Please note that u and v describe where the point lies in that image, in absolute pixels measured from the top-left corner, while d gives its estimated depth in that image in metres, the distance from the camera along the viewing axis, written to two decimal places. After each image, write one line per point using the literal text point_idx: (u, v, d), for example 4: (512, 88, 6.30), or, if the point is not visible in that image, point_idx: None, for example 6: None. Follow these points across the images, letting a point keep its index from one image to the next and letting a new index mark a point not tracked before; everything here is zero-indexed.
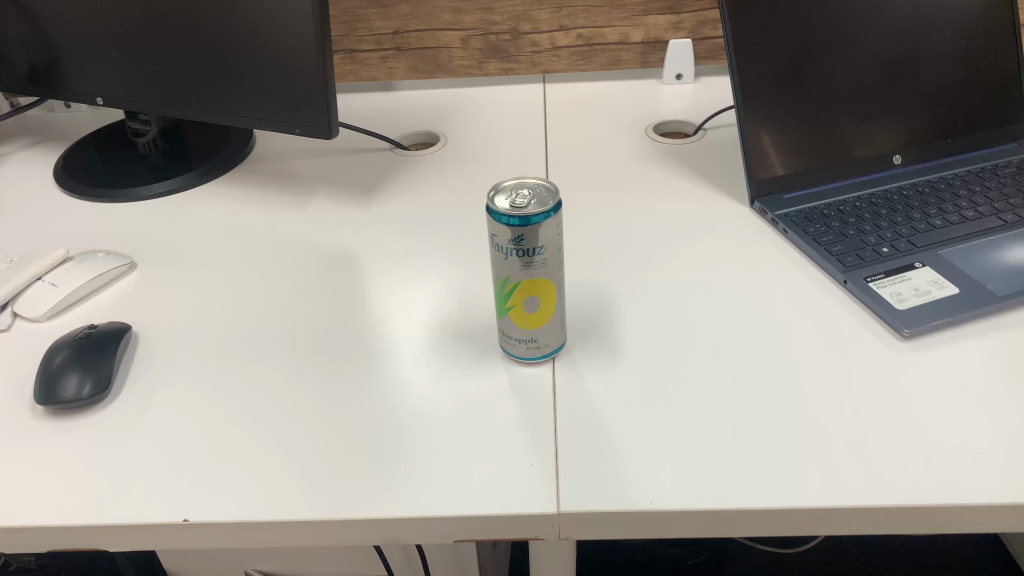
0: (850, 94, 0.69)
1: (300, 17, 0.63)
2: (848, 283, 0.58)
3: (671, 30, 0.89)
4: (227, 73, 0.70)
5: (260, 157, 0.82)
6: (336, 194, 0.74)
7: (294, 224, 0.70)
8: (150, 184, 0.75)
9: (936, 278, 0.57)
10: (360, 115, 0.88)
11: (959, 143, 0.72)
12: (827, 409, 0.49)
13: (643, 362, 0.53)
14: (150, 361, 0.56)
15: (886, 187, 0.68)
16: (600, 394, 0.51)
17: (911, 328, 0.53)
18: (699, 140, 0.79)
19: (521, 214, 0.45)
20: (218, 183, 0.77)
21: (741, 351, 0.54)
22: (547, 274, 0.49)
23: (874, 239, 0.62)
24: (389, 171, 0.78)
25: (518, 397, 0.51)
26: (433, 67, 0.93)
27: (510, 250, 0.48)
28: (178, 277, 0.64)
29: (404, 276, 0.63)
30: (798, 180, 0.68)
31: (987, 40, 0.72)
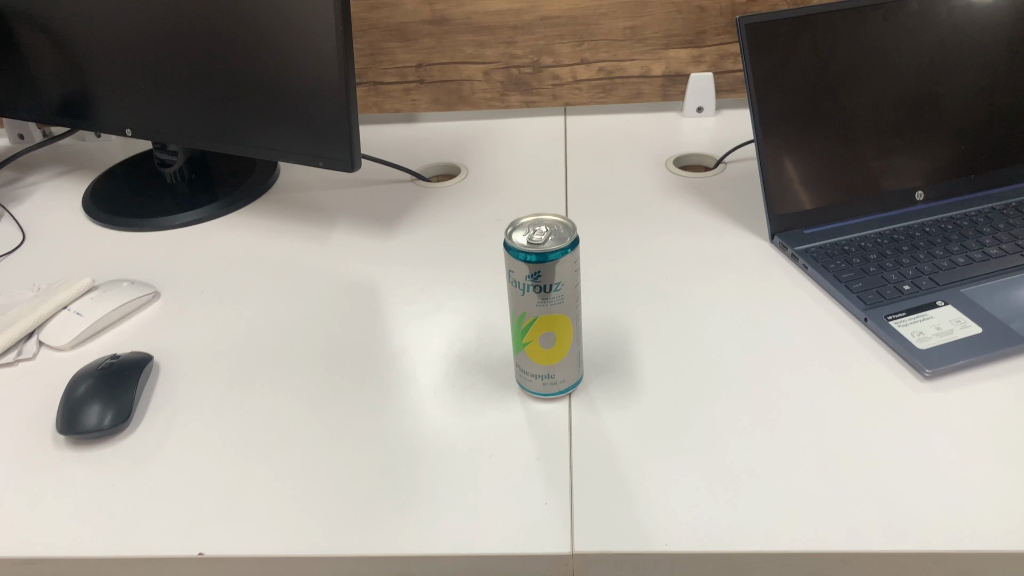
0: (872, 130, 0.69)
1: (325, 54, 0.65)
2: (868, 320, 0.58)
3: (692, 64, 0.89)
4: (253, 107, 0.71)
5: (284, 187, 0.83)
6: (357, 225, 0.75)
7: (316, 256, 0.71)
8: (176, 214, 0.77)
9: (958, 317, 0.57)
10: (382, 147, 0.89)
11: (984, 179, 0.71)
12: (847, 451, 0.48)
13: (660, 400, 0.53)
14: (171, 391, 0.56)
15: (908, 224, 0.68)
16: (616, 431, 0.51)
17: (933, 368, 0.53)
18: (719, 174, 0.79)
19: (537, 250, 0.46)
20: (242, 213, 0.78)
21: (760, 389, 0.53)
22: (564, 310, 0.49)
23: (895, 276, 0.61)
24: (410, 203, 0.78)
25: (534, 433, 0.51)
26: (455, 100, 0.94)
27: (527, 286, 0.48)
28: (200, 308, 0.65)
29: (423, 308, 0.63)
30: (819, 215, 0.68)
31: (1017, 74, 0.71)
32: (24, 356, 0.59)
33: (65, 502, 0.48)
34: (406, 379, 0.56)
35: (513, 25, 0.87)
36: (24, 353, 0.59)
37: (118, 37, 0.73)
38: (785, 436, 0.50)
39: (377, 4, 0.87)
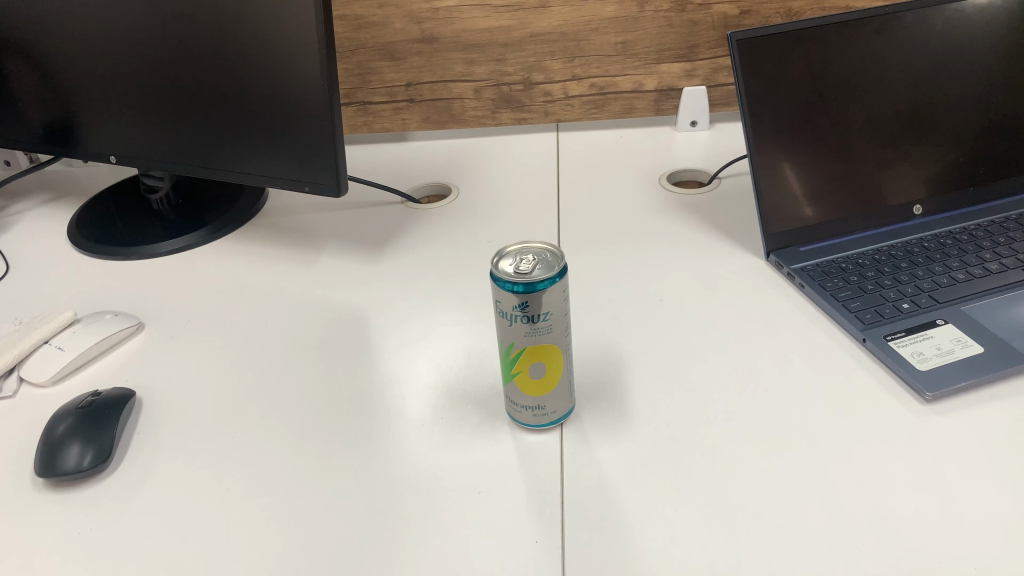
0: (867, 144, 0.68)
1: (310, 82, 0.64)
2: (867, 341, 0.56)
3: (685, 78, 0.88)
4: (238, 134, 0.70)
5: (271, 211, 0.82)
6: (345, 249, 0.74)
7: (303, 282, 0.69)
8: (163, 241, 0.75)
9: (959, 336, 0.55)
10: (372, 167, 0.88)
11: (982, 192, 0.70)
12: (847, 481, 0.47)
13: (654, 428, 0.52)
14: (155, 428, 0.55)
15: (906, 239, 0.66)
16: (608, 463, 0.49)
17: (934, 392, 0.51)
18: (714, 190, 0.78)
19: (525, 280, 0.45)
20: (229, 239, 0.77)
21: (756, 416, 0.52)
22: (553, 340, 0.48)
23: (894, 294, 0.60)
24: (401, 225, 0.77)
25: (525, 467, 0.50)
26: (446, 118, 0.92)
27: (514, 316, 0.47)
28: (185, 340, 0.63)
29: (411, 336, 0.62)
30: (815, 232, 0.67)
31: (1013, 83, 0.69)
32: (4, 394, 0.58)
33: (42, 547, 0.46)
34: (393, 411, 0.55)
35: (502, 42, 0.86)
36: (4, 390, 0.58)
37: (101, 64, 0.72)
38: (783, 466, 0.48)
39: (365, 23, 0.85)
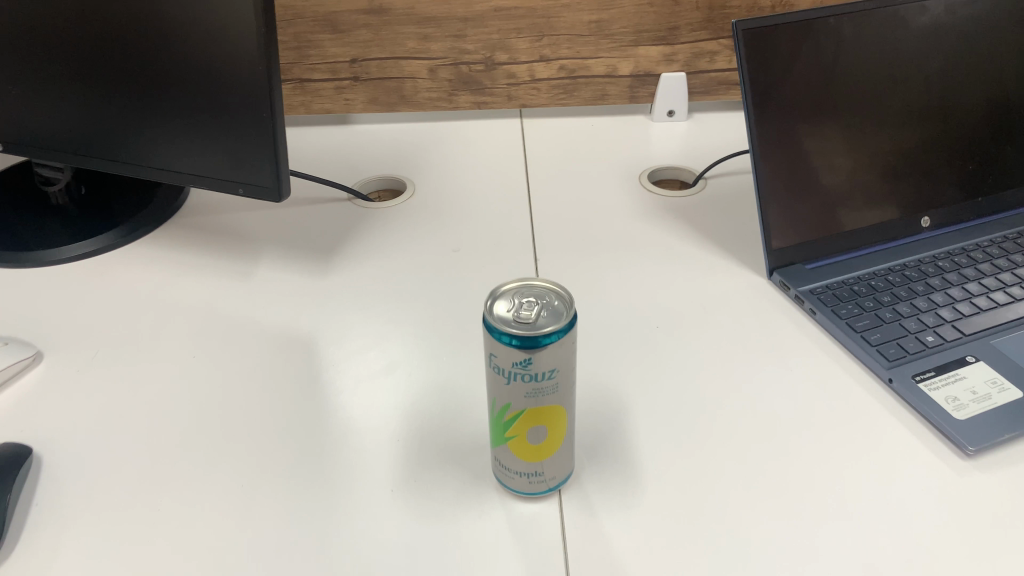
0: (876, 151, 0.61)
1: (246, 65, 0.53)
2: (894, 382, 0.50)
3: (663, 62, 0.80)
4: (154, 123, 0.58)
5: (196, 210, 0.70)
6: (287, 258, 0.64)
7: (238, 300, 0.59)
8: (65, 244, 0.63)
9: (994, 377, 0.50)
10: (312, 156, 0.78)
11: (990, 203, 0.65)
12: (894, 559, 0.41)
13: (668, 492, 0.44)
14: (59, 494, 0.44)
15: (917, 256, 0.61)
16: (620, 538, 0.42)
17: (977, 446, 0.46)
18: (700, 192, 0.71)
19: (524, 334, 0.37)
20: (146, 244, 0.66)
21: (782, 475, 0.45)
22: (558, 400, 0.40)
23: (916, 324, 0.54)
24: (350, 229, 0.67)
25: (521, 545, 0.42)
26: (395, 99, 0.82)
27: (514, 374, 0.39)
28: (96, 374, 0.53)
29: (372, 371, 0.53)
30: (821, 247, 0.60)
31: None
32: None
33: None
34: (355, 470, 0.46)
35: (462, 16, 0.76)
36: None
37: None
38: (822, 540, 0.42)
39: None
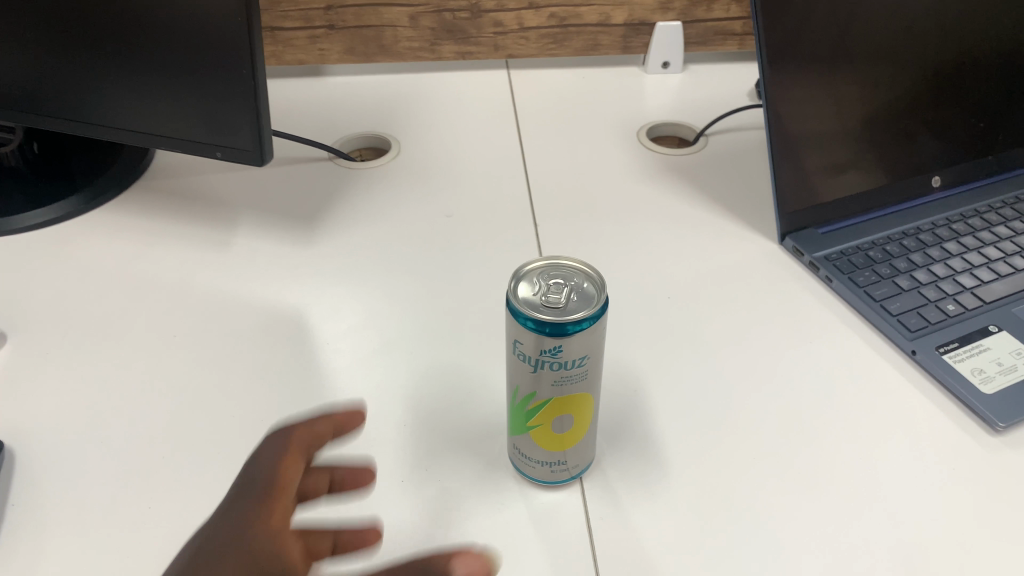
0: (890, 109, 0.58)
1: (221, 10, 0.47)
2: (917, 354, 0.48)
3: (658, 11, 0.78)
4: (117, 78, 0.53)
5: (164, 173, 0.65)
6: (268, 224, 0.60)
7: (219, 272, 0.55)
8: (21, 210, 0.58)
9: (1018, 347, 0.48)
10: (285, 111, 0.73)
11: (999, 161, 0.63)
12: (932, 543, 0.39)
13: (694, 477, 0.43)
14: (35, 494, 0.40)
15: (930, 219, 0.59)
16: (648, 528, 0.40)
17: (1007, 421, 0.44)
18: (701, 149, 0.68)
19: (552, 321, 0.34)
20: (112, 210, 0.61)
21: (809, 458, 0.44)
22: (585, 387, 0.38)
23: (936, 291, 0.52)
24: (334, 190, 0.63)
25: (545, 539, 0.40)
26: (374, 50, 0.77)
27: (540, 363, 0.36)
28: (68, 357, 0.48)
29: (372, 349, 0.49)
30: (835, 210, 0.58)
31: None
32: None
33: None
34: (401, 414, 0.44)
35: None
36: None
37: None
38: (856, 525, 0.40)
39: None
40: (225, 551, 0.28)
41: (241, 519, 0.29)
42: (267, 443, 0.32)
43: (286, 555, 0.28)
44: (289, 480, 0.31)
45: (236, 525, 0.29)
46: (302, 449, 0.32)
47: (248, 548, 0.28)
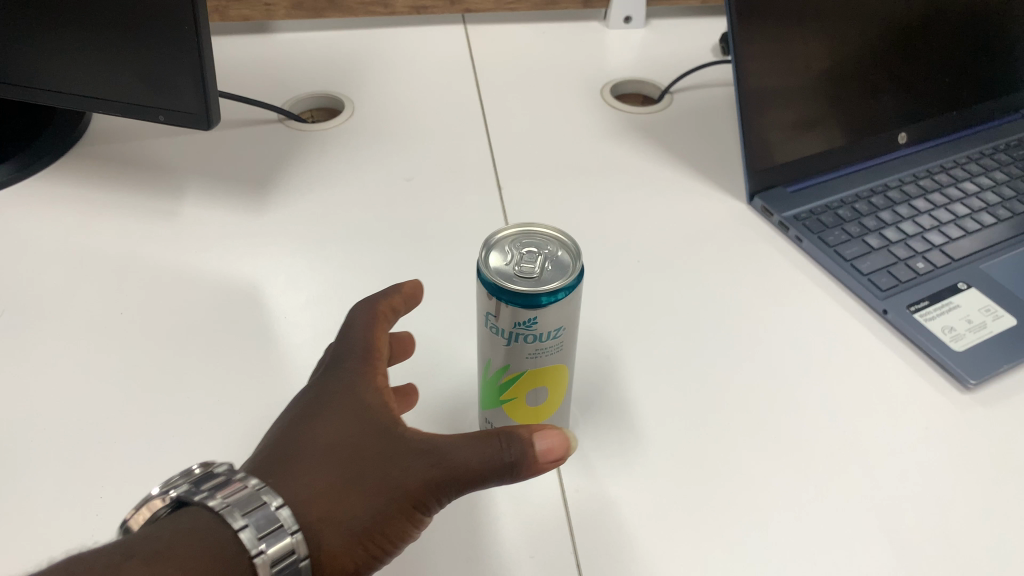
0: (858, 63, 0.57)
1: None
2: (888, 314, 0.48)
3: None
4: (46, 38, 0.49)
5: (104, 137, 0.62)
6: (219, 190, 0.57)
7: (168, 243, 0.52)
8: None
9: (987, 303, 0.48)
10: (232, 70, 0.69)
11: (963, 116, 0.63)
12: (908, 502, 0.39)
13: (668, 444, 0.42)
14: None
15: (898, 175, 0.58)
16: (625, 498, 0.40)
17: (979, 379, 0.44)
18: (666, 108, 0.67)
19: (526, 291, 0.32)
20: (48, 178, 0.57)
21: (784, 421, 0.43)
22: (560, 359, 0.36)
23: (905, 249, 0.52)
24: (286, 154, 0.60)
25: (521, 513, 0.39)
26: (324, 4, 0.74)
27: (514, 336, 0.34)
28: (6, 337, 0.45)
29: (335, 320, 0.47)
30: (804, 168, 0.57)
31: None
32: None
33: None
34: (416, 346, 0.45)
35: None
36: None
37: None
38: (832, 488, 0.40)
39: None
40: (336, 398, 0.32)
41: (346, 374, 0.34)
42: (355, 314, 0.37)
43: (387, 406, 0.33)
44: (378, 347, 0.36)
45: (341, 378, 0.33)
46: (384, 325, 0.37)
47: (355, 395, 0.32)
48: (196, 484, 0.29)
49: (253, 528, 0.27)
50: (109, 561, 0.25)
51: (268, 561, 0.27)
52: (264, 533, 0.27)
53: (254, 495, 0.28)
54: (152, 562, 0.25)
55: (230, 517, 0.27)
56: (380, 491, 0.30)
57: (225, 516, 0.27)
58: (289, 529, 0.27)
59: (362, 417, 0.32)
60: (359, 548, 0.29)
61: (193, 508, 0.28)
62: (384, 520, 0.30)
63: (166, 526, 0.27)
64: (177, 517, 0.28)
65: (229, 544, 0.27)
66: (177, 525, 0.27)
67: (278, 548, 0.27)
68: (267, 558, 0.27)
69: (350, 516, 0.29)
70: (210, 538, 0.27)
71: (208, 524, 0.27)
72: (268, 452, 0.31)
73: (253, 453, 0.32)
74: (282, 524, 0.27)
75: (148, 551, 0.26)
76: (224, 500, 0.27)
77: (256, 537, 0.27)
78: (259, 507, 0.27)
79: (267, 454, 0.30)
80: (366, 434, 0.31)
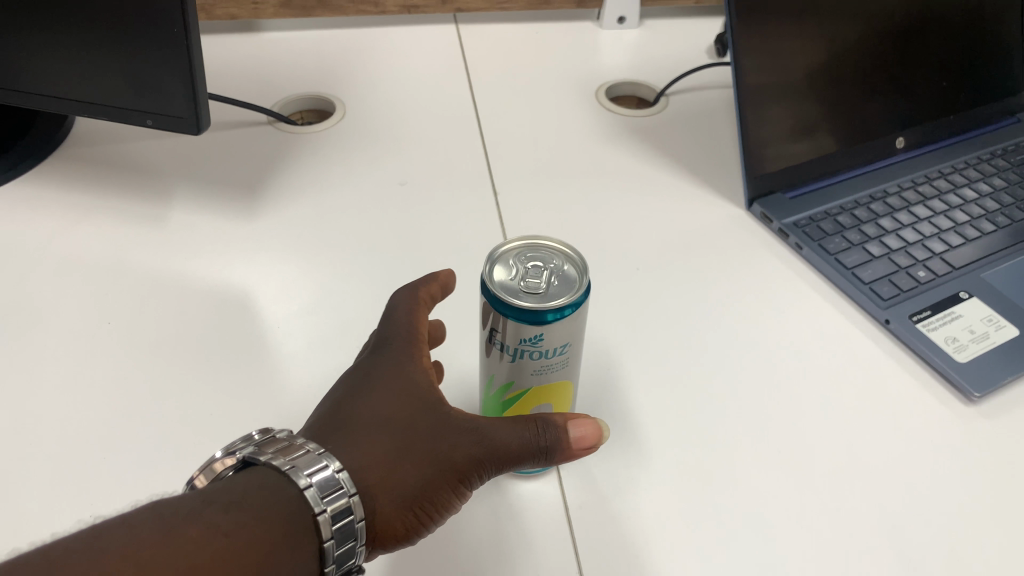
0: (857, 68, 0.57)
1: None
2: (890, 323, 0.48)
3: None
4: (29, 40, 0.47)
5: (89, 139, 0.60)
6: (208, 194, 0.55)
7: (156, 248, 0.51)
8: None
9: (989, 314, 0.48)
10: (220, 70, 0.67)
11: (960, 121, 0.63)
12: (914, 516, 0.39)
13: (672, 457, 0.41)
14: None
15: (897, 181, 0.58)
16: (629, 512, 0.39)
17: (983, 392, 0.44)
18: (662, 110, 0.67)
19: (532, 308, 0.31)
20: (31, 180, 0.55)
21: (789, 434, 0.42)
22: (565, 376, 0.35)
23: (906, 257, 0.51)
24: (275, 158, 0.59)
25: (524, 530, 0.38)
26: (313, 3, 0.72)
27: (519, 353, 0.33)
28: None
29: (329, 330, 0.46)
30: (803, 174, 0.56)
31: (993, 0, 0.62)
32: None
33: None
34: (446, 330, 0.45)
35: None
36: None
37: None
38: (838, 501, 0.39)
39: None
40: (387, 377, 0.34)
41: (395, 355, 0.35)
42: (396, 300, 0.38)
43: (433, 385, 0.34)
44: (423, 330, 0.37)
45: (390, 358, 0.35)
46: (425, 311, 0.38)
47: (405, 374, 0.34)
48: (260, 446, 0.30)
49: (318, 487, 0.28)
50: (190, 508, 0.27)
51: (329, 519, 0.28)
52: (326, 494, 0.28)
53: (316, 458, 0.29)
54: (229, 514, 0.27)
55: (296, 475, 0.28)
56: (430, 463, 0.31)
57: (290, 475, 0.29)
58: (348, 492, 0.29)
59: (411, 394, 0.33)
60: (406, 515, 0.31)
61: (260, 468, 0.29)
62: (432, 490, 0.31)
63: (238, 482, 0.29)
64: (246, 475, 0.29)
65: (294, 502, 0.28)
66: (248, 482, 0.29)
67: (339, 508, 0.28)
68: (330, 515, 0.28)
69: (402, 484, 0.31)
70: (278, 494, 0.28)
71: (275, 482, 0.29)
72: (324, 423, 0.32)
73: (307, 423, 0.33)
74: (342, 485, 0.29)
75: (227, 499, 0.28)
76: (289, 460, 0.29)
77: (319, 496, 0.28)
78: (322, 468, 0.29)
79: (324, 425, 0.32)
80: (416, 410, 0.32)
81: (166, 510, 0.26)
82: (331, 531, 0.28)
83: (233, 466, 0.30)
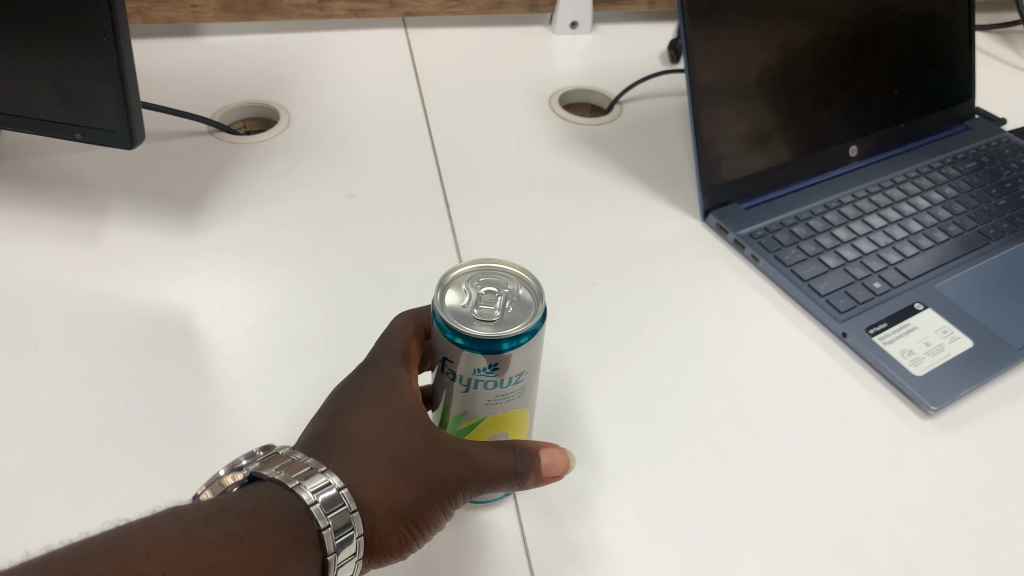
0: (810, 76, 0.56)
1: None
2: (847, 336, 0.47)
3: None
4: None
5: (16, 150, 0.57)
6: (145, 208, 0.53)
7: (88, 267, 0.48)
8: None
9: (944, 324, 0.48)
10: (157, 77, 0.64)
11: (910, 129, 0.63)
12: (876, 532, 0.38)
13: (633, 478, 0.40)
14: None
15: (852, 190, 0.58)
16: (590, 537, 0.37)
17: (939, 405, 0.44)
18: (615, 118, 0.66)
19: (487, 336, 0.30)
20: None
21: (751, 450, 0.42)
22: (521, 403, 0.34)
23: (862, 269, 0.51)
24: (217, 170, 0.56)
25: (482, 559, 0.36)
26: (255, 7, 0.70)
27: (473, 382, 0.32)
28: None
29: (274, 353, 0.44)
30: (758, 184, 0.56)
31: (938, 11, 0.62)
32: None
33: None
34: None
35: None
36: None
37: None
38: (801, 518, 0.39)
39: None
40: (379, 393, 0.33)
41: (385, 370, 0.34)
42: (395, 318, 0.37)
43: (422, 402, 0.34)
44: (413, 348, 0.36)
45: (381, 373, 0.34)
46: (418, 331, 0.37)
47: (397, 391, 0.34)
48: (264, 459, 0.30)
49: (323, 504, 0.28)
50: (205, 515, 0.27)
51: (332, 534, 0.28)
52: (331, 511, 0.28)
53: (320, 475, 0.29)
54: (243, 520, 0.27)
55: (302, 491, 0.28)
56: (423, 482, 0.31)
57: (297, 490, 0.29)
58: (350, 509, 0.29)
59: (405, 411, 0.33)
60: (398, 533, 0.31)
61: (266, 482, 0.29)
62: (424, 509, 0.31)
63: (246, 495, 0.29)
64: (252, 488, 0.29)
65: (300, 516, 0.28)
66: (257, 495, 0.29)
67: (342, 524, 0.29)
68: (332, 530, 0.28)
69: (396, 503, 0.31)
70: (285, 506, 0.28)
71: (281, 496, 0.29)
72: (317, 441, 0.32)
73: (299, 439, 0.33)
74: (344, 501, 0.29)
75: (239, 509, 0.28)
76: (295, 476, 0.29)
77: (325, 512, 0.28)
78: (326, 485, 0.29)
79: (318, 441, 0.32)
80: (409, 428, 0.32)
81: (185, 514, 0.26)
82: (334, 545, 0.28)
83: (239, 479, 0.30)
